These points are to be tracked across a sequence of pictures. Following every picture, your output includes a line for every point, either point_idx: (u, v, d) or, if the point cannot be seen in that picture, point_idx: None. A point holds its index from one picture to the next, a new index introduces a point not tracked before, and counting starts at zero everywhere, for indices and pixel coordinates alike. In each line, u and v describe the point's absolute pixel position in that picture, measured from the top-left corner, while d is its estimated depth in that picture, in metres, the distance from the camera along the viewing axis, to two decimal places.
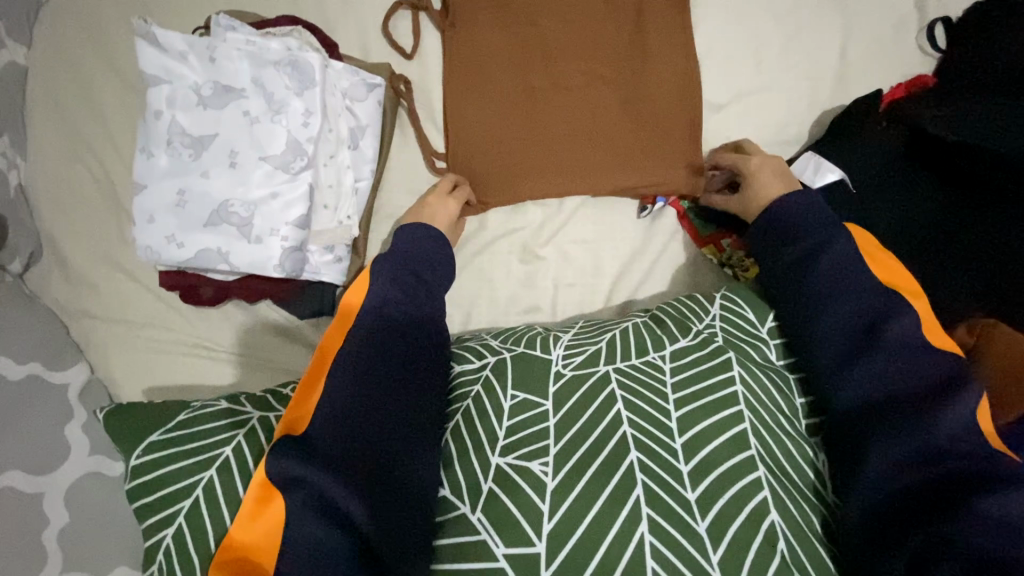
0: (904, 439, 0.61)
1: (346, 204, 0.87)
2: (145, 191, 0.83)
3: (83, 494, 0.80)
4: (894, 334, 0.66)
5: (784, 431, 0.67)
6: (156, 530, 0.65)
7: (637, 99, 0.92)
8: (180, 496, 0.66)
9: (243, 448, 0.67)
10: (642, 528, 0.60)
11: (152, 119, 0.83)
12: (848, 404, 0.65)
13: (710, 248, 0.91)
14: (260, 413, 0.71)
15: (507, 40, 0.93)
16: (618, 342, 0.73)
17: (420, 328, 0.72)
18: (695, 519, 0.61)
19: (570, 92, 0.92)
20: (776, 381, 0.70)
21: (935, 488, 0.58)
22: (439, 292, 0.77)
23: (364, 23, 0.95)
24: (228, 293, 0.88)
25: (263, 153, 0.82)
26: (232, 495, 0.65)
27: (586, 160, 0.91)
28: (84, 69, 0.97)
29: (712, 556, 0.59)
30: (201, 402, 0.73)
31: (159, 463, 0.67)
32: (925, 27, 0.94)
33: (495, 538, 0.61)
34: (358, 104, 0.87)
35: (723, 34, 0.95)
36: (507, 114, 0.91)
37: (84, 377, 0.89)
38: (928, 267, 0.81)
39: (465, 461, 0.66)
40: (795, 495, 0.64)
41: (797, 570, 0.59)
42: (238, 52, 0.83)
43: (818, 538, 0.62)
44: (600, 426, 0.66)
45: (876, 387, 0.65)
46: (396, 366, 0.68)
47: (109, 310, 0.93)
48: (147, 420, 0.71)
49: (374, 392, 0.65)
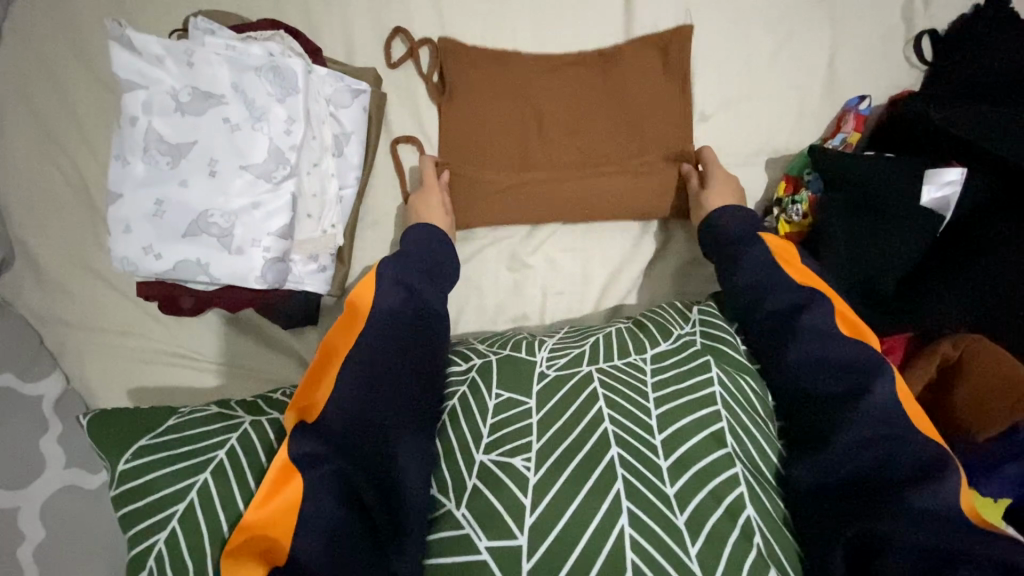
0: (842, 447, 0.64)
1: (330, 213, 0.85)
2: (119, 201, 0.80)
3: (60, 506, 0.83)
4: (812, 311, 0.72)
5: (755, 426, 0.68)
6: (146, 536, 0.63)
7: (629, 109, 0.91)
8: (174, 500, 0.64)
9: (238, 451, 0.66)
10: (622, 520, 0.60)
11: (126, 125, 0.80)
12: (781, 388, 0.71)
13: (781, 186, 0.91)
14: (252, 416, 0.69)
15: (505, 60, 0.91)
16: (601, 345, 0.73)
17: (421, 349, 0.70)
18: (675, 512, 0.61)
19: (563, 103, 0.90)
20: (753, 387, 0.71)
21: (856, 486, 0.63)
22: (426, 296, 0.74)
23: (347, 23, 0.92)
24: (207, 303, 0.85)
25: (243, 161, 0.80)
26: (227, 498, 0.64)
27: (572, 187, 0.89)
28: (57, 67, 0.94)
29: (691, 548, 0.59)
30: (190, 407, 0.71)
31: (150, 467, 0.65)
32: (912, 38, 0.94)
33: (479, 531, 0.61)
34: (340, 108, 0.85)
35: (712, 40, 0.94)
36: (498, 125, 0.90)
37: (59, 387, 0.89)
38: (948, 279, 0.78)
39: (450, 459, 0.66)
40: (762, 485, 0.65)
41: (772, 561, 0.60)
42: (217, 57, 0.80)
43: (787, 527, 0.64)
44: (582, 422, 0.66)
45: (811, 390, 0.69)
46: (400, 381, 0.67)
47: (84, 318, 0.90)
48: (136, 423, 0.68)
49: (373, 398, 0.65)
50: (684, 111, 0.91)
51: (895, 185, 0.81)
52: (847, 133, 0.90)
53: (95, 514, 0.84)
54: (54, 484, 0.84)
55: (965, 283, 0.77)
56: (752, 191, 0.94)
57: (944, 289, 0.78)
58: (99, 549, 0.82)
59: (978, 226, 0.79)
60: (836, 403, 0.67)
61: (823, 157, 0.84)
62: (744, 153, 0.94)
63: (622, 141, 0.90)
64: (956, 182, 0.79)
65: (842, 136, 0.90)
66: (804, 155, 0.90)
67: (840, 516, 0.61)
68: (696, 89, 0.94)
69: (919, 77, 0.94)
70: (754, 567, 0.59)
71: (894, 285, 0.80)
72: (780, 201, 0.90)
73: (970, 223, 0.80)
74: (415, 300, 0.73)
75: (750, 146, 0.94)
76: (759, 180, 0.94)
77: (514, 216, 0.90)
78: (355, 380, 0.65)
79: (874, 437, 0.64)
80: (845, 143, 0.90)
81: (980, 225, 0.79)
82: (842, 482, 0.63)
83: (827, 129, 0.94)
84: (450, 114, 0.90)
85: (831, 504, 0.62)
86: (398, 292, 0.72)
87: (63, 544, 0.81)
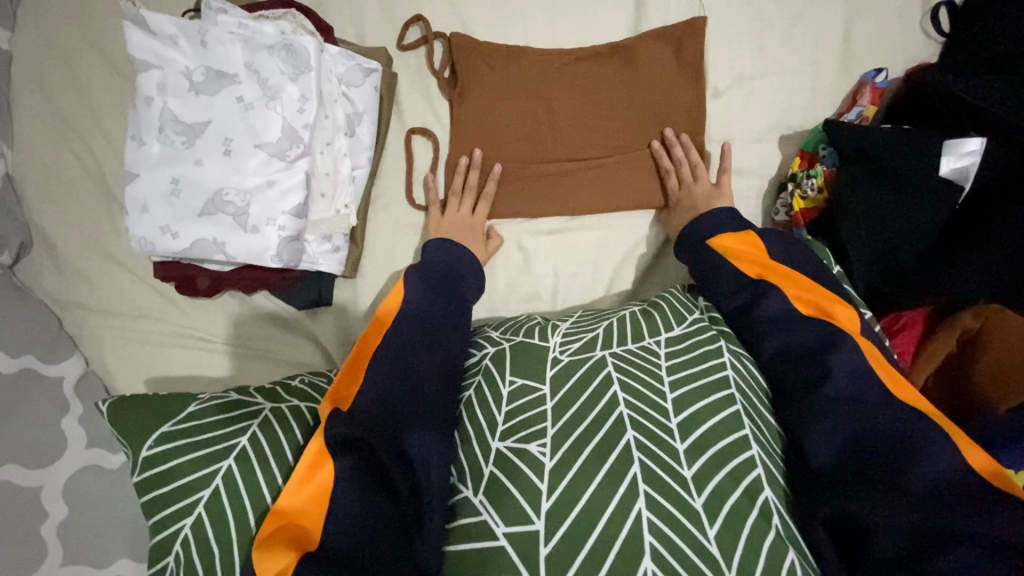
0: (848, 427, 0.64)
1: (343, 193, 0.85)
2: (137, 180, 0.81)
3: (81, 485, 0.84)
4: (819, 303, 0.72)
5: (765, 413, 0.68)
6: (171, 522, 0.64)
7: (644, 102, 0.91)
8: (198, 486, 0.64)
9: (260, 438, 0.66)
10: (639, 503, 0.60)
11: (142, 105, 0.81)
12: (792, 364, 0.70)
13: (795, 161, 0.90)
14: (272, 403, 0.70)
15: (518, 53, 0.91)
16: (614, 328, 0.74)
17: (437, 334, 0.72)
18: (692, 495, 0.61)
19: (580, 98, 0.91)
20: (756, 370, 0.71)
21: (868, 468, 0.62)
22: (455, 284, 0.78)
23: (358, 4, 0.92)
24: (222, 284, 0.87)
25: (257, 139, 0.80)
26: (252, 484, 0.64)
27: (589, 181, 0.90)
28: (72, 53, 0.94)
29: (709, 530, 0.59)
30: (209, 394, 0.71)
31: (173, 454, 0.66)
32: (929, 10, 0.92)
33: (496, 517, 0.61)
34: (354, 89, 0.86)
35: (725, 16, 0.93)
36: (516, 123, 0.91)
37: (79, 369, 0.90)
38: (965, 262, 0.76)
39: (467, 446, 0.67)
40: (772, 466, 0.63)
41: (790, 543, 0.59)
42: (230, 36, 0.80)
43: (789, 508, 0.62)
44: (597, 405, 0.66)
45: (819, 367, 0.67)
46: (423, 360, 0.70)
47: (103, 302, 0.91)
48: (155, 411, 0.69)
49: (401, 383, 0.67)
50: (698, 90, 0.91)
51: (913, 159, 0.80)
52: (864, 103, 0.88)
53: (117, 494, 0.85)
54: (76, 464, 0.85)
55: (978, 270, 0.76)
56: (765, 170, 0.93)
57: (963, 270, 0.76)
58: (121, 528, 0.83)
59: (995, 213, 0.77)
60: (854, 384, 0.66)
61: (836, 130, 0.82)
62: (759, 130, 0.93)
63: (639, 129, 0.91)
64: (974, 154, 0.77)
65: (860, 108, 0.89)
66: (818, 130, 0.88)
67: (847, 490, 0.60)
68: (710, 66, 0.93)
69: (936, 50, 0.93)
70: (773, 548, 0.58)
71: (914, 259, 0.80)
72: (795, 176, 0.89)
73: (986, 208, 0.78)
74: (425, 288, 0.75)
75: (763, 124, 0.93)
76: (772, 158, 0.93)
77: (535, 207, 0.90)
78: (384, 366, 0.68)
79: (893, 430, 0.63)
80: (861, 116, 0.89)
81: (999, 207, 0.77)
82: (846, 462, 0.62)
83: (843, 100, 0.93)
84: (464, 108, 0.90)
85: (836, 481, 0.61)
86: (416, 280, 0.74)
87: (83, 524, 0.82)
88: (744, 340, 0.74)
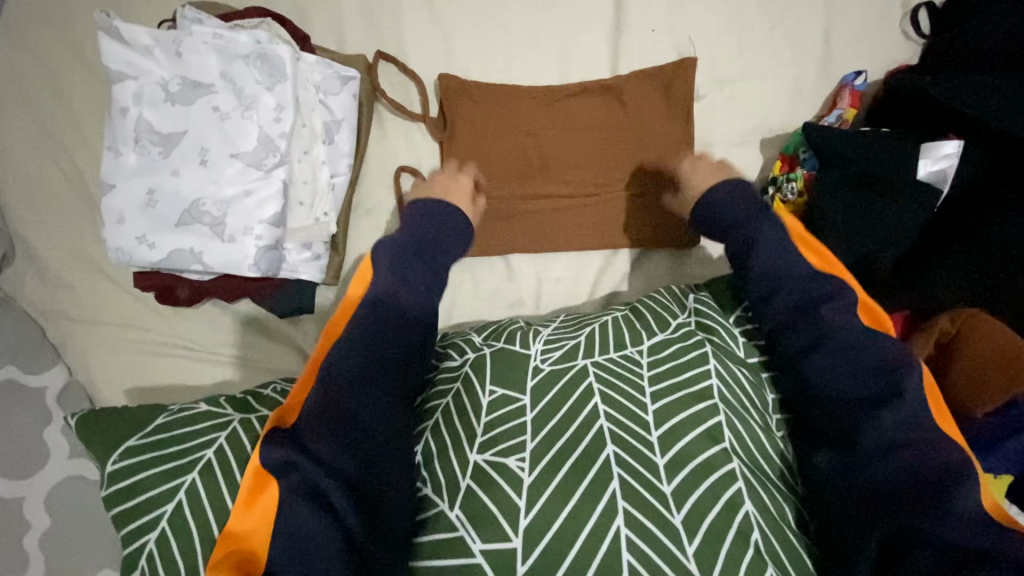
0: (872, 445, 0.63)
1: (323, 200, 0.86)
2: (112, 191, 0.81)
3: (63, 495, 0.84)
4: (829, 307, 0.70)
5: (758, 428, 0.68)
6: (136, 537, 0.64)
7: (623, 107, 0.91)
8: (163, 500, 0.64)
9: (226, 451, 0.66)
10: (618, 521, 0.60)
11: (118, 116, 0.81)
12: (812, 371, 0.68)
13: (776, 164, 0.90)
14: (240, 414, 0.69)
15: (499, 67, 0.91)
16: (596, 334, 0.73)
17: (416, 335, 0.71)
18: (671, 511, 0.61)
19: (558, 104, 0.91)
20: (746, 376, 0.71)
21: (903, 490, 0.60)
22: (444, 285, 0.77)
23: (337, 11, 0.92)
24: (205, 291, 0.86)
25: (234, 149, 0.80)
26: (218, 502, 0.64)
27: (569, 186, 0.90)
28: (53, 64, 0.94)
29: (688, 547, 0.59)
30: (177, 405, 0.71)
31: (138, 468, 0.66)
32: (909, 11, 0.92)
33: (473, 534, 0.61)
34: (331, 96, 0.86)
35: (706, 20, 0.93)
36: (496, 129, 0.90)
37: (63, 380, 0.89)
38: (948, 262, 0.78)
39: (443, 458, 0.66)
40: (765, 482, 0.65)
41: (768, 559, 0.59)
42: (205, 46, 0.80)
43: (790, 527, 0.64)
44: (575, 422, 0.66)
45: (863, 391, 0.66)
46: (399, 366, 0.68)
47: (84, 311, 0.91)
48: (120, 429, 0.68)
49: (379, 387, 0.66)
50: (681, 92, 0.90)
51: (888, 157, 0.80)
52: (843, 106, 0.89)
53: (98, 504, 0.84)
54: (59, 474, 0.85)
55: (959, 275, 0.77)
56: (747, 172, 0.93)
57: (948, 274, 0.77)
58: (102, 539, 0.83)
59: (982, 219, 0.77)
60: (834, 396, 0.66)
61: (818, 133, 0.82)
62: (740, 132, 0.93)
63: (620, 132, 0.91)
64: (951, 156, 0.78)
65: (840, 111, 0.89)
66: (797, 136, 0.89)
67: (871, 515, 0.60)
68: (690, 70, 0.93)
69: (916, 51, 0.93)
70: (750, 566, 0.59)
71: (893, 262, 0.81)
72: (775, 178, 0.89)
73: (970, 212, 0.78)
74: (412, 289, 0.73)
75: (745, 127, 0.93)
76: (754, 160, 0.93)
77: (516, 213, 0.90)
78: (357, 369, 0.66)
79: (916, 446, 0.62)
80: (840, 120, 0.90)
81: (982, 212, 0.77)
82: (880, 489, 0.61)
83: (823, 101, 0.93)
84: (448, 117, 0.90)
85: (861, 507, 0.61)
86: (401, 286, 0.72)
87: (66, 534, 0.82)
88: (734, 346, 0.73)
